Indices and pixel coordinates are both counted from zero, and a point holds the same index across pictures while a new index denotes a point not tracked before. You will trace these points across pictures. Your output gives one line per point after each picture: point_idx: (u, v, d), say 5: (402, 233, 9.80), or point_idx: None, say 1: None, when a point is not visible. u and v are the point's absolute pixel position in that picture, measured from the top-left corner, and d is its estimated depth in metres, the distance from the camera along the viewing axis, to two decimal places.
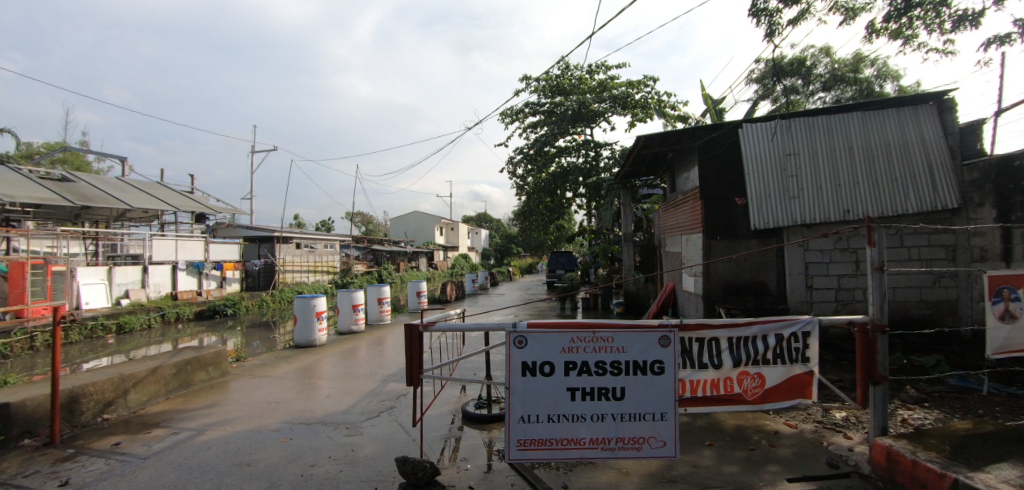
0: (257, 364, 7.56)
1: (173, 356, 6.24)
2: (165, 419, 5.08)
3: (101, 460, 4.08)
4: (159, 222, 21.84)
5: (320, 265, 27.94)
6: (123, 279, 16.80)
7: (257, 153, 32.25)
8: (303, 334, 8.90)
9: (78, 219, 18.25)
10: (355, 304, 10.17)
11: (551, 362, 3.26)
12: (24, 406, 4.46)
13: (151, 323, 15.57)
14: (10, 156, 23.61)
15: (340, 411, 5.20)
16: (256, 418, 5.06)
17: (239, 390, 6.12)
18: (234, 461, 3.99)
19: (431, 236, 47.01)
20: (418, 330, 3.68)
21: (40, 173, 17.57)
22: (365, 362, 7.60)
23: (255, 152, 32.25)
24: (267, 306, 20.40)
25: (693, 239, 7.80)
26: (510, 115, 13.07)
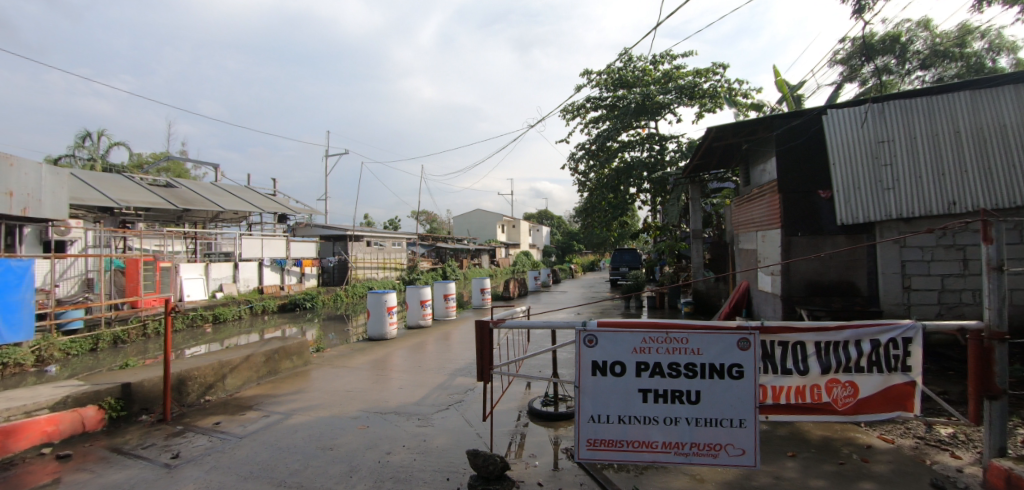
0: (335, 355, 8.02)
1: (263, 345, 6.77)
2: (257, 402, 5.53)
3: (205, 437, 4.50)
4: (247, 222, 23.73)
5: (389, 261, 29.13)
6: (218, 274, 18.48)
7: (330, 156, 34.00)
8: (376, 328, 9.33)
9: (180, 221, 20.22)
10: (423, 300, 10.53)
11: (622, 362, 3.21)
12: (142, 386, 5.02)
13: (241, 314, 17.01)
14: (125, 166, 26.58)
15: (411, 403, 5.40)
16: (336, 406, 5.37)
17: (320, 379, 6.52)
18: (318, 445, 4.26)
19: (493, 234, 47.70)
20: (487, 325, 3.75)
21: (148, 180, 19.64)
22: (433, 356, 7.84)
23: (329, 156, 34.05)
24: (341, 301, 21.59)
25: (770, 235, 7.34)
26: (571, 111, 12.90)
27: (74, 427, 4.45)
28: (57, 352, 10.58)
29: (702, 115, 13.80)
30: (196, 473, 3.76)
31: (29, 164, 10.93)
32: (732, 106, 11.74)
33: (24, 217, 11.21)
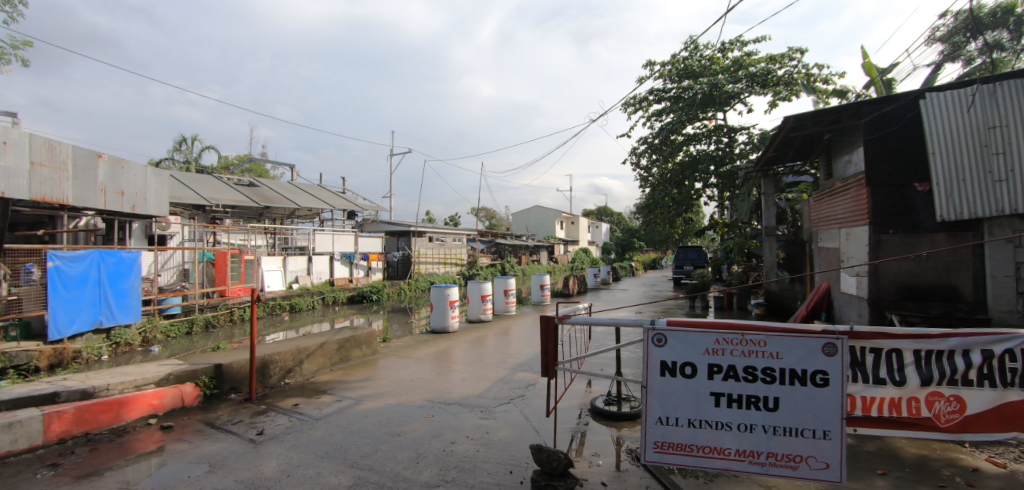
0: (401, 345, 8.32)
1: (336, 334, 7.14)
2: (331, 387, 5.84)
3: (286, 417, 4.82)
4: (319, 218, 25.12)
5: (450, 257, 29.82)
6: (294, 267, 19.74)
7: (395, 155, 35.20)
8: (439, 320, 9.58)
9: (261, 217, 21.76)
10: (484, 295, 10.67)
11: (693, 364, 3.08)
12: (232, 367, 5.46)
13: (314, 304, 18.08)
14: (213, 168, 28.94)
15: (474, 395, 5.50)
16: (402, 394, 5.57)
17: (387, 368, 6.78)
18: (387, 431, 4.44)
19: (552, 231, 47.52)
20: (553, 321, 3.73)
21: (234, 179, 21.28)
22: (493, 350, 7.93)
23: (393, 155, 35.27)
24: (405, 294, 22.38)
25: (856, 232, 6.77)
26: (633, 104, 12.53)
27: (175, 401, 4.91)
28: (159, 334, 11.75)
29: (775, 104, 12.95)
30: (279, 450, 4.03)
31: (137, 166, 12.20)
32: (810, 93, 10.92)
33: (133, 214, 12.52)
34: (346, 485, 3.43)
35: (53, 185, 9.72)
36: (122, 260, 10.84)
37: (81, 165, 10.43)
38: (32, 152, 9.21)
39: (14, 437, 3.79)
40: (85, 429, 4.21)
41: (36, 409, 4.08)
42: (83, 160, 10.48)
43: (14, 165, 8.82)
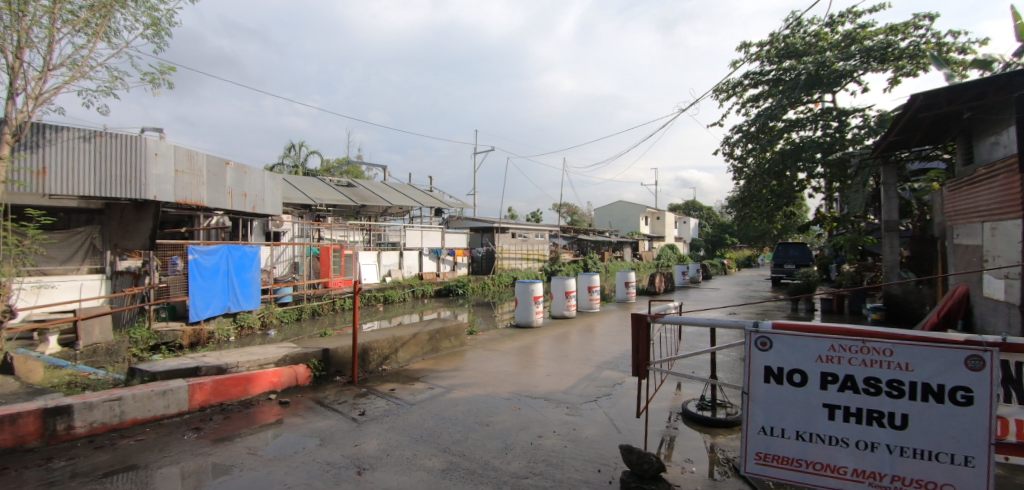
0: (488, 339, 8.53)
1: (427, 325, 7.49)
2: (424, 375, 6.15)
3: (383, 401, 5.15)
4: (409, 215, 26.43)
5: (533, 253, 30.03)
6: (387, 261, 21.00)
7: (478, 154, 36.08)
8: (523, 315, 9.69)
9: (358, 215, 23.37)
10: (568, 291, 10.62)
11: (803, 371, 2.85)
12: (337, 352, 5.93)
13: (405, 297, 19.12)
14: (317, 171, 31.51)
15: (560, 391, 5.51)
16: (490, 386, 5.73)
17: (475, 359, 7.00)
18: (477, 420, 4.58)
19: (636, 226, 46.12)
20: (645, 320, 3.63)
21: (335, 181, 23.04)
22: (577, 346, 7.89)
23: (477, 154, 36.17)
24: (489, 288, 22.94)
25: (1004, 226, 5.84)
26: (726, 90, 11.61)
27: (291, 380, 5.45)
28: (275, 319, 13.07)
29: (897, 82, 11.46)
30: (379, 430, 4.32)
31: (256, 171, 13.67)
32: (944, 66, 9.52)
33: (254, 214, 14.04)
34: (440, 468, 3.59)
35: (193, 189, 11.14)
36: (245, 254, 12.14)
37: (213, 171, 11.85)
38: (176, 161, 10.65)
39: (167, 402, 4.42)
40: (221, 400, 4.81)
41: (182, 380, 4.73)
42: (215, 167, 11.91)
43: (162, 173, 10.28)
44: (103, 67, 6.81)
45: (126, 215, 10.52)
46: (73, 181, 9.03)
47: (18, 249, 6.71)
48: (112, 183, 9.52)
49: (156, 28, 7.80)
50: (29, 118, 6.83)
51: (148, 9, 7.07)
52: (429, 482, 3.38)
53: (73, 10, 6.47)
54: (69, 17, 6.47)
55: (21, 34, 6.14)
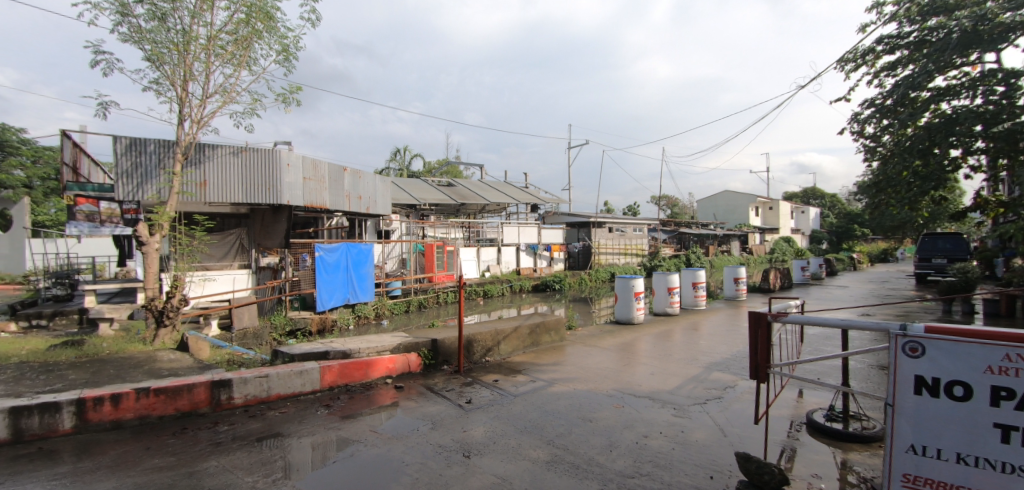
0: (587, 334, 8.46)
1: (528, 319, 7.62)
2: (525, 368, 6.27)
3: (487, 391, 5.33)
4: (506, 211, 27.00)
5: (631, 248, 29.17)
6: (486, 257, 21.69)
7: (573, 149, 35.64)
8: (623, 311, 9.45)
9: (458, 213, 24.38)
10: (671, 287, 10.16)
11: (966, 383, 2.46)
12: (444, 343, 6.25)
13: (503, 291, 19.62)
14: (420, 172, 33.33)
15: (665, 391, 5.30)
16: (591, 381, 5.67)
17: (575, 355, 6.97)
18: (580, 415, 4.57)
19: (745, 218, 42.77)
20: (766, 318, 3.35)
21: (436, 181, 24.24)
22: (682, 345, 7.52)
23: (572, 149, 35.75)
24: (585, 284, 22.76)
25: None
26: (853, 60, 10.00)
27: (404, 367, 5.86)
28: (387, 310, 14.13)
29: None
30: (485, 418, 4.49)
31: (370, 175, 14.86)
32: None
33: (368, 214, 15.27)
34: (544, 460, 3.65)
35: (317, 194, 12.36)
36: (361, 251, 13.27)
37: (334, 177, 13.06)
38: (304, 170, 11.88)
39: (303, 381, 4.97)
40: (347, 382, 5.31)
41: (315, 362, 5.30)
42: (335, 174, 13.12)
43: (294, 181, 11.52)
44: (246, 91, 7.80)
45: (266, 218, 11.94)
46: (226, 190, 10.54)
47: (186, 249, 7.94)
48: (254, 191, 10.88)
49: (286, 53, 8.75)
50: (194, 139, 8.04)
51: (279, 37, 7.94)
52: (534, 472, 3.45)
53: (222, 45, 7.50)
54: (220, 51, 7.53)
55: (186, 69, 7.27)
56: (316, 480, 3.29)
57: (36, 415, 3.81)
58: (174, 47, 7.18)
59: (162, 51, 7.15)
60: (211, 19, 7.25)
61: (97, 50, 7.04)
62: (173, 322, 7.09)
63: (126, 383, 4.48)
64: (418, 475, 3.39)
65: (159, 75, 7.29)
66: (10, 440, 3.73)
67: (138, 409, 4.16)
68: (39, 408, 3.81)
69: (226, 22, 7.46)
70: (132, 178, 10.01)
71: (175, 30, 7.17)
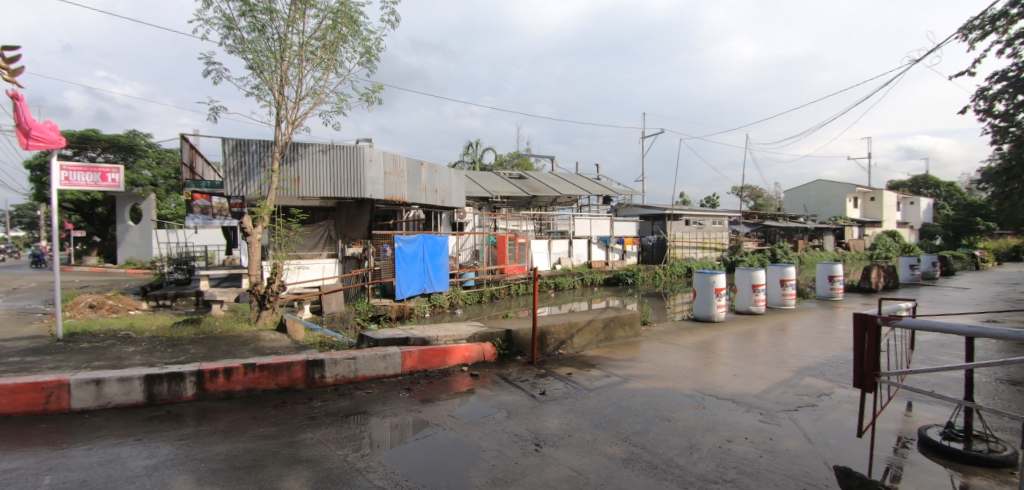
0: (663, 331, 8.19)
1: (601, 313, 7.51)
2: (599, 362, 6.19)
3: (562, 383, 5.32)
4: (578, 204, 26.70)
5: (710, 242, 27.79)
6: (557, 249, 21.63)
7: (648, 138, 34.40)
8: (703, 308, 9.02)
9: (529, 205, 24.48)
10: (756, 284, 9.55)
11: None
12: (518, 334, 6.31)
13: (574, 284, 19.51)
14: (492, 166, 33.78)
15: (751, 394, 5.00)
16: (669, 380, 5.49)
17: (651, 351, 6.77)
18: (657, 414, 4.43)
19: (841, 210, 39.21)
20: (875, 321, 3.05)
21: (508, 174, 24.46)
22: (768, 347, 7.06)
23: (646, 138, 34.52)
24: (660, 279, 22.04)
25: None
26: (979, 28, 8.70)
27: (480, 356, 6.01)
28: (460, 300, 14.57)
29: None
30: (559, 410, 4.49)
31: (445, 169, 15.30)
32: None
33: (443, 207, 15.76)
34: (621, 457, 3.58)
35: (397, 187, 12.93)
36: (437, 242, 13.75)
37: (411, 171, 13.59)
38: (385, 165, 12.45)
39: (386, 364, 5.26)
40: (426, 367, 5.55)
41: (397, 347, 5.58)
42: (412, 168, 13.62)
43: (376, 176, 12.10)
44: (334, 93, 8.31)
45: (351, 211, 12.72)
46: (316, 185, 11.34)
47: (283, 239, 8.65)
48: (341, 185, 11.58)
49: (368, 55, 9.20)
50: (289, 139, 8.69)
51: (362, 40, 8.36)
52: (611, 468, 3.40)
53: (313, 50, 8.03)
54: (310, 56, 8.06)
55: (282, 75, 7.88)
56: (399, 458, 3.47)
57: (165, 382, 4.34)
58: (272, 54, 7.79)
59: (263, 60, 7.78)
60: (304, 27, 7.79)
61: (208, 60, 7.76)
62: (273, 306, 7.78)
63: (235, 358, 4.97)
64: (494, 461, 3.46)
65: (260, 82, 7.96)
66: (145, 403, 4.28)
67: (246, 382, 4.60)
68: (167, 377, 4.34)
69: (315, 29, 7.97)
70: (238, 175, 11.05)
71: (273, 38, 7.77)
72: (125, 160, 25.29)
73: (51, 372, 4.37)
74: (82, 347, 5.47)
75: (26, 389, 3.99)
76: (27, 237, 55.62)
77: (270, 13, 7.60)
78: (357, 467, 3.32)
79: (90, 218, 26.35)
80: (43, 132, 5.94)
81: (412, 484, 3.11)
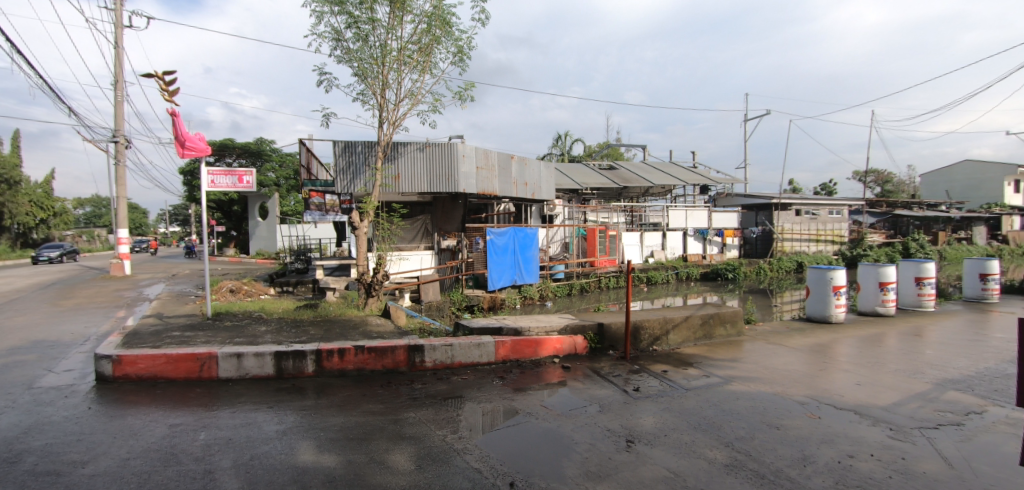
0: (770, 331, 7.59)
1: (700, 309, 7.14)
2: (697, 361, 5.89)
3: (657, 381, 5.16)
4: (672, 194, 25.54)
5: (825, 234, 25.22)
6: (650, 242, 20.90)
7: (751, 121, 31.80)
8: (817, 307, 8.22)
9: (620, 197, 23.88)
10: (884, 282, 8.50)
11: None
12: (611, 328, 6.21)
13: (668, 278, 18.77)
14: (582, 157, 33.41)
15: (878, 406, 4.48)
16: (778, 384, 5.08)
17: (756, 352, 6.31)
18: (764, 420, 4.13)
19: (996, 196, 33.52)
20: None
21: (598, 165, 24.04)
22: (899, 353, 6.26)
23: (749, 121, 31.94)
24: (765, 274, 20.51)
25: None
26: None
27: (571, 348, 6.01)
28: (550, 292, 14.65)
29: None
30: (654, 408, 4.36)
31: (535, 162, 15.41)
32: None
33: (533, 200, 15.88)
34: (723, 462, 3.40)
35: (489, 182, 13.26)
36: (528, 234, 13.90)
37: (503, 165, 13.86)
38: (477, 160, 12.82)
39: (480, 353, 5.45)
40: (518, 357, 5.66)
41: (490, 336, 5.75)
42: (503, 162, 13.87)
43: (469, 170, 12.48)
44: (430, 93, 8.70)
45: (446, 205, 13.28)
46: (415, 181, 12.00)
47: (386, 233, 9.25)
48: (437, 181, 12.13)
49: (460, 54, 9.49)
50: (390, 139, 9.25)
51: (454, 40, 8.64)
52: (711, 473, 3.24)
53: (410, 54, 8.45)
54: (408, 60, 8.50)
55: (383, 80, 8.40)
56: (494, 443, 3.58)
57: (290, 359, 4.86)
58: (374, 61, 8.32)
59: (367, 67, 8.35)
60: (401, 32, 8.21)
61: (321, 72, 8.26)
62: (377, 294, 8.37)
63: (348, 340, 5.44)
64: (588, 455, 3.45)
65: (364, 87, 8.56)
66: (275, 376, 4.83)
67: (357, 362, 5.01)
68: (292, 354, 4.86)
69: (412, 34, 8.37)
70: (347, 174, 12.00)
71: (376, 46, 8.28)
72: (255, 164, 28.63)
73: (203, 345, 5.10)
74: (225, 325, 6.31)
75: (185, 358, 4.69)
76: (182, 231, 65.22)
77: (372, 22, 8.12)
78: (455, 447, 3.49)
79: (229, 215, 30.25)
80: (194, 142, 6.89)
81: (506, 469, 3.20)
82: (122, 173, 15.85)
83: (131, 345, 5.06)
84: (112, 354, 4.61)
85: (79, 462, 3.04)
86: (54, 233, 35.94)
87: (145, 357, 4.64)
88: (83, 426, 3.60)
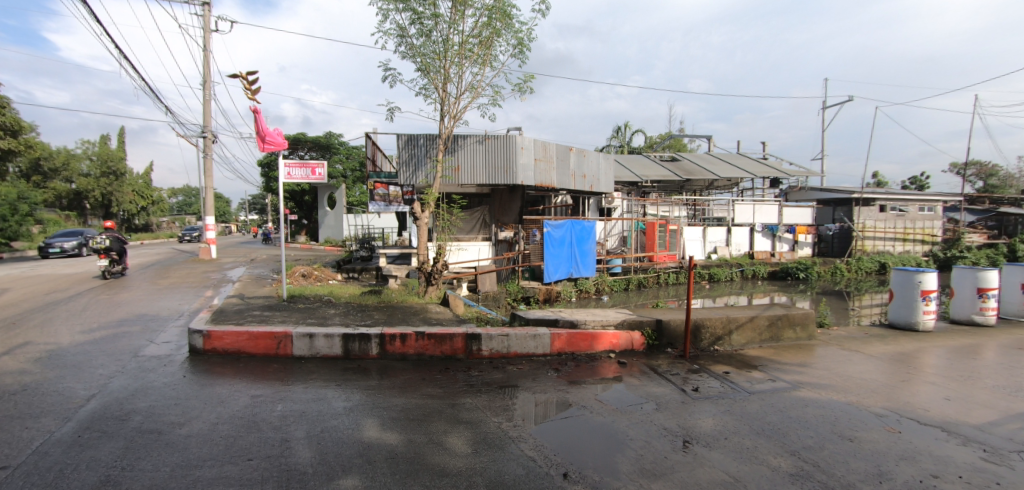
0: (845, 336, 7.09)
1: (767, 309, 6.80)
2: (763, 364, 5.63)
3: (718, 382, 4.99)
4: (739, 187, 24.34)
5: (913, 232, 23.09)
6: (714, 238, 20.06)
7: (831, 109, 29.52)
8: (902, 313, 7.60)
9: (682, 190, 23.06)
10: (983, 289, 7.69)
11: None
12: (670, 324, 6.05)
13: (733, 276, 17.99)
14: (642, 149, 32.50)
15: (969, 424, 4.10)
16: (852, 393, 4.77)
17: (829, 358, 5.93)
18: (836, 431, 3.89)
19: None
20: None
21: (660, 157, 23.33)
22: (998, 368, 5.67)
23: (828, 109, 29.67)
24: (841, 275, 19.14)
25: None
26: None
27: (627, 344, 5.93)
28: (607, 286, 14.49)
29: None
30: (714, 410, 4.23)
31: (594, 153, 15.18)
32: None
33: (591, 192, 15.69)
34: (788, 471, 3.25)
35: (547, 174, 13.23)
36: (585, 227, 13.78)
37: (561, 157, 13.78)
38: (536, 152, 12.82)
39: (536, 344, 5.51)
40: (573, 350, 5.67)
41: (546, 328, 5.78)
42: (561, 154, 13.79)
43: (527, 162, 12.51)
44: (490, 85, 8.80)
45: (504, 197, 13.38)
46: (474, 173, 12.21)
47: (445, 223, 9.47)
48: (495, 173, 12.26)
49: (521, 46, 9.50)
50: (451, 132, 9.45)
51: (515, 32, 8.67)
52: (774, 481, 3.11)
53: (471, 48, 8.58)
54: (469, 54, 8.63)
55: (444, 74, 8.59)
56: (548, 433, 3.63)
57: (357, 341, 5.14)
58: (437, 56, 8.52)
59: (430, 62, 8.56)
60: (462, 26, 8.34)
61: (386, 68, 8.53)
62: (436, 282, 8.62)
63: (409, 326, 5.66)
64: (642, 452, 3.42)
65: (427, 82, 8.79)
66: (343, 356, 5.13)
67: (417, 347, 5.22)
68: (358, 336, 5.13)
69: (473, 27, 8.47)
70: (409, 166, 12.39)
71: (438, 41, 8.46)
72: (324, 156, 30.17)
73: (280, 324, 5.49)
74: (299, 307, 6.75)
75: (265, 336, 5.08)
76: (258, 219, 70.00)
77: (435, 17, 8.30)
78: (510, 435, 3.56)
79: (300, 205, 32.14)
80: (273, 137, 7.38)
81: (560, 460, 3.23)
82: (209, 166, 17.22)
83: (218, 322, 5.54)
84: (202, 330, 5.08)
85: (177, 423, 3.40)
86: (152, 219, 39.70)
87: (230, 333, 5.07)
88: (179, 392, 3.99)
